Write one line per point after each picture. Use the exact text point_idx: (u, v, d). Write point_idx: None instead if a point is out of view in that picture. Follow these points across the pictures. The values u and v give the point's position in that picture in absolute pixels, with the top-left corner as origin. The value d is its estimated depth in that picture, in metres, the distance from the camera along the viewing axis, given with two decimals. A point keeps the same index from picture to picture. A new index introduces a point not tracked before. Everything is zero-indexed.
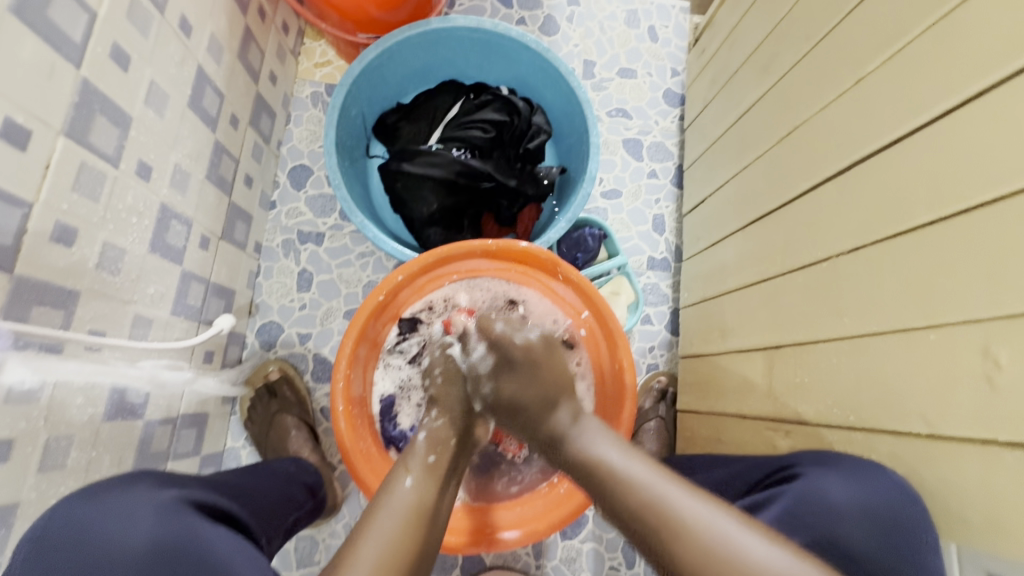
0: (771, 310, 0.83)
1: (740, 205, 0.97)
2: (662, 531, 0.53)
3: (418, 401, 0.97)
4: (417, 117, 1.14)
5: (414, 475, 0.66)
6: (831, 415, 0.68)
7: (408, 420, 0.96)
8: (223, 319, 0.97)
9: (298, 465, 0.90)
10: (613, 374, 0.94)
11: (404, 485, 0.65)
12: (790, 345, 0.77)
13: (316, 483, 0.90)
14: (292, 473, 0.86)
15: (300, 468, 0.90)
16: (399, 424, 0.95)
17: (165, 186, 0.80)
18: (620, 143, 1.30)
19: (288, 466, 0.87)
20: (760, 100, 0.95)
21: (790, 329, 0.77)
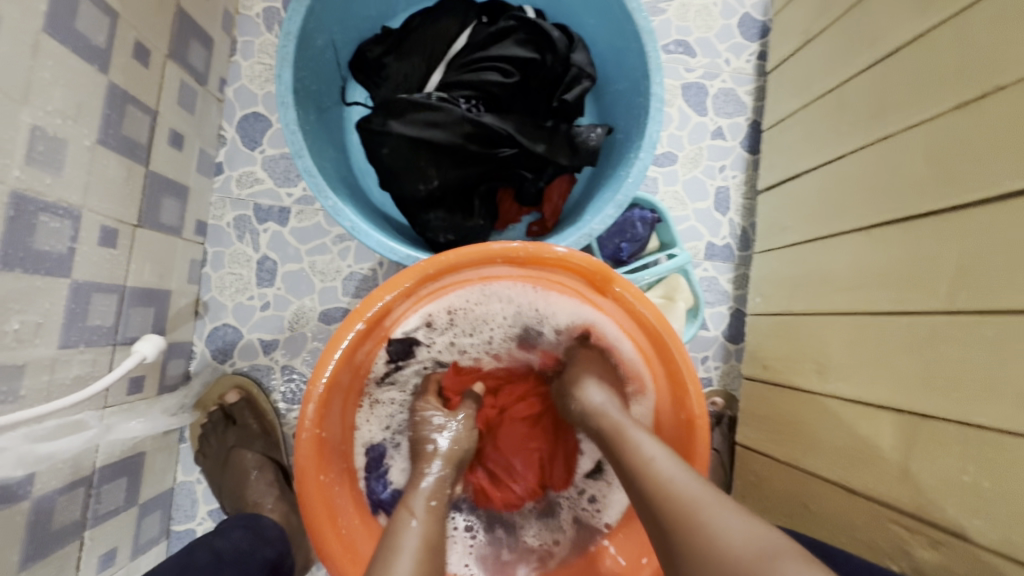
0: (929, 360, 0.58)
1: (874, 195, 0.69)
2: (671, 528, 0.47)
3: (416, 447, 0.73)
4: (411, 51, 0.82)
5: (420, 518, 0.56)
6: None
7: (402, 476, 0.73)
8: (147, 340, 0.70)
9: (253, 534, 0.72)
10: (678, 425, 0.66)
11: (412, 527, 0.55)
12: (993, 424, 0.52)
13: (280, 555, 0.73)
14: (244, 554, 0.68)
15: (257, 539, 0.72)
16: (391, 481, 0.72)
17: (15, 165, 0.52)
18: (678, 90, 0.98)
19: (238, 543, 0.69)
20: (923, 40, 0.65)
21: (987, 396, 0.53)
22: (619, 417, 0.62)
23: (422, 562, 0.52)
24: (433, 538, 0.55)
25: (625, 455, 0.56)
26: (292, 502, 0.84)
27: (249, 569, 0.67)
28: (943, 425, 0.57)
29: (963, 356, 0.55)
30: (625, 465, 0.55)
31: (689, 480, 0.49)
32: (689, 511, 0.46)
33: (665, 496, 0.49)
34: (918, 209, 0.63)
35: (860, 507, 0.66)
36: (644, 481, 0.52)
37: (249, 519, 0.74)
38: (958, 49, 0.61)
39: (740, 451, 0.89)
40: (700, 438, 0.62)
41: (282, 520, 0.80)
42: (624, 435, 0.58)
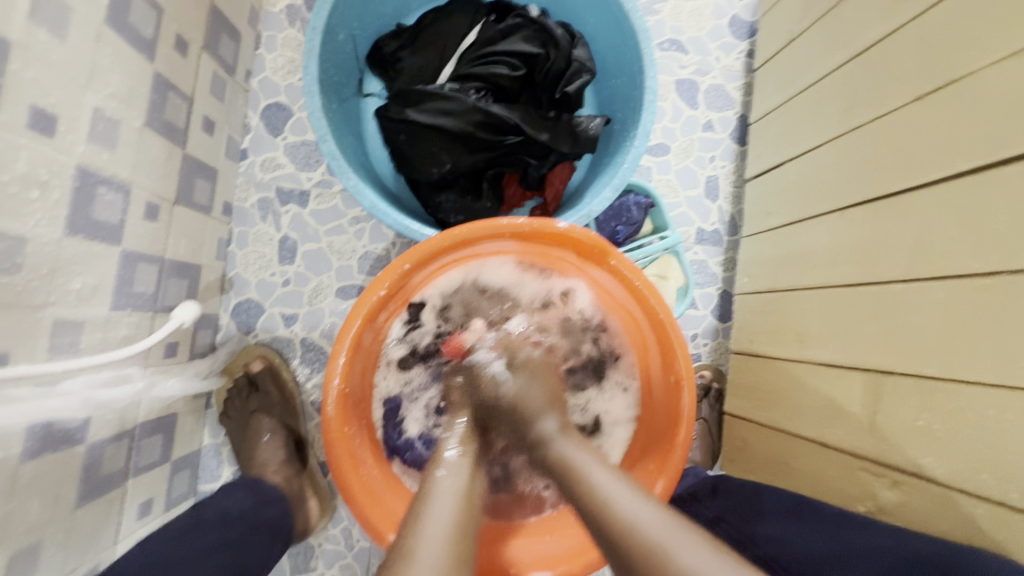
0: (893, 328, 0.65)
1: (847, 180, 0.76)
2: (643, 574, 0.48)
3: (429, 403, 0.79)
4: (425, 46, 0.89)
5: (449, 470, 0.58)
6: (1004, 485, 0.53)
7: (416, 427, 0.78)
8: (184, 308, 0.77)
9: (257, 496, 0.78)
10: (667, 386, 0.73)
11: (441, 476, 0.57)
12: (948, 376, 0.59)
13: (283, 517, 0.78)
14: (248, 512, 0.75)
15: (260, 501, 0.78)
16: (406, 432, 0.77)
17: (80, 141, 0.58)
18: (671, 85, 1.05)
19: (242, 504, 0.75)
20: (892, 39, 0.72)
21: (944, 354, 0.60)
22: (568, 449, 0.59)
23: (461, 510, 0.54)
24: (468, 491, 0.56)
25: (584, 500, 0.54)
26: (296, 469, 0.88)
27: (257, 527, 0.73)
28: (904, 381, 0.64)
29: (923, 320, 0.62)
30: (584, 509, 0.53)
31: (655, 521, 0.50)
32: (663, 559, 0.47)
33: (637, 544, 0.49)
34: (885, 192, 0.71)
35: (831, 460, 0.74)
36: (609, 531, 0.51)
37: (251, 483, 0.80)
38: (919, 48, 0.68)
39: (728, 420, 0.96)
40: (686, 398, 0.69)
41: (285, 483, 0.84)
42: (579, 474, 0.56)
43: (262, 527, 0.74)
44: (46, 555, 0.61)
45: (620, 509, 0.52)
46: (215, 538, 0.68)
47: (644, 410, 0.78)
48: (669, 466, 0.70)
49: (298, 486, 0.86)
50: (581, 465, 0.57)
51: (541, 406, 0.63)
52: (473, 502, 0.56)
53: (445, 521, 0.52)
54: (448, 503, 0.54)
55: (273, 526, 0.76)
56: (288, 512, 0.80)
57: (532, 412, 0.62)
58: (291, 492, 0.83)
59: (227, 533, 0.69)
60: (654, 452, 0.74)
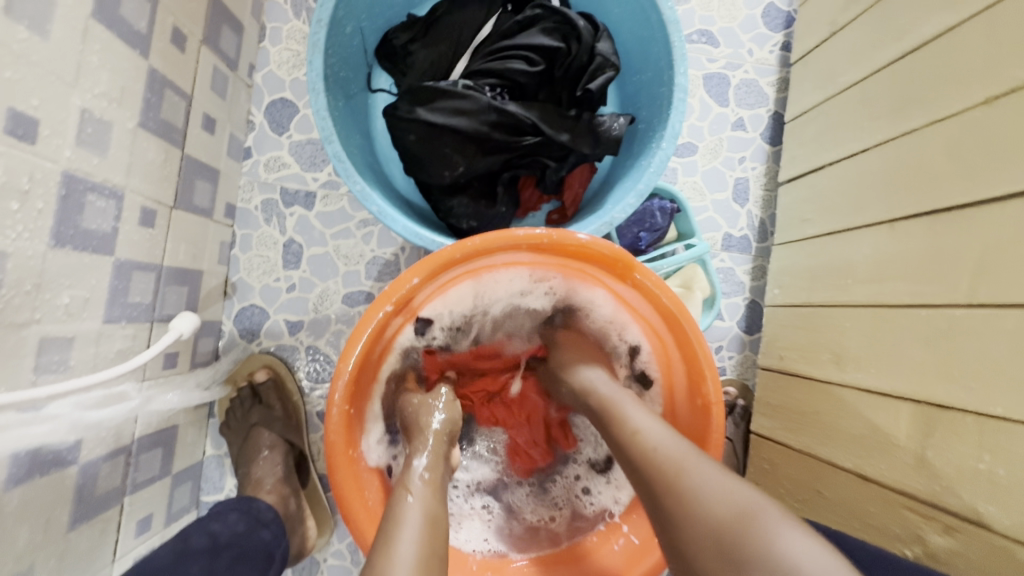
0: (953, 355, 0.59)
1: (898, 188, 0.70)
2: (658, 485, 0.51)
3: None
4: (437, 39, 0.83)
5: (418, 494, 0.56)
6: None
7: None
8: (182, 318, 0.74)
9: (250, 517, 0.75)
10: (694, 411, 0.67)
11: (410, 502, 0.55)
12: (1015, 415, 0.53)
13: (275, 541, 0.75)
14: (239, 537, 0.72)
15: (253, 521, 0.75)
16: None
17: (66, 145, 0.54)
18: (700, 80, 0.98)
19: (234, 527, 0.73)
20: (952, 33, 0.65)
21: (1012, 389, 0.54)
22: (609, 389, 0.65)
23: (428, 532, 0.51)
24: (435, 512, 0.54)
25: (614, 427, 0.59)
26: (293, 487, 0.84)
27: (247, 552, 0.71)
28: (962, 417, 0.58)
29: (986, 349, 0.56)
30: (616, 439, 0.58)
31: (676, 446, 0.53)
32: (673, 470, 0.50)
33: (654, 462, 0.52)
34: (940, 203, 0.64)
35: (871, 493, 0.68)
36: (631, 451, 0.55)
37: (244, 501, 0.77)
38: (989, 42, 0.61)
39: (754, 439, 0.91)
40: (715, 422, 0.64)
41: (279, 504, 0.80)
42: (613, 410, 0.61)
43: (250, 554, 0.71)
44: None
45: (643, 436, 0.56)
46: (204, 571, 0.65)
47: None
48: None
49: (296, 505, 0.83)
50: (614, 395, 0.63)
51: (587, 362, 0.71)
52: (442, 523, 0.54)
53: (413, 543, 0.49)
54: (416, 526, 0.51)
55: (264, 549, 0.73)
56: (282, 533, 0.76)
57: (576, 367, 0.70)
58: (286, 512, 0.80)
59: (213, 564, 0.66)
60: None
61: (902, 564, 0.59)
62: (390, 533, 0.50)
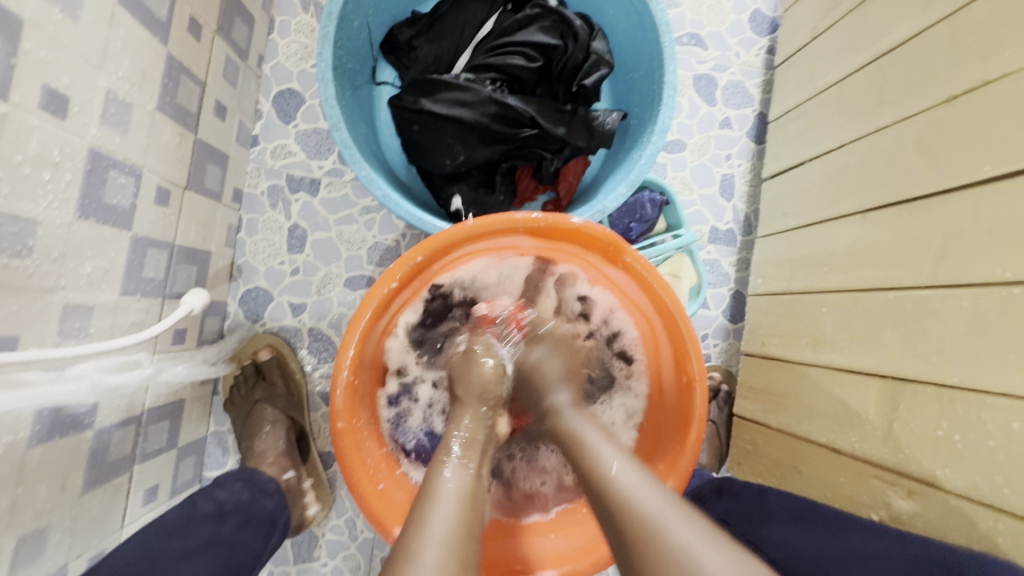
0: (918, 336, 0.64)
1: (871, 183, 0.75)
2: (631, 544, 0.49)
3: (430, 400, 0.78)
4: (441, 35, 0.87)
5: (455, 471, 0.56)
6: (1000, 496, 0.55)
7: (417, 422, 0.78)
8: (193, 295, 0.77)
9: (253, 487, 0.78)
10: (678, 388, 0.72)
11: (446, 481, 0.55)
12: (971, 386, 0.58)
13: (277, 509, 0.79)
14: (244, 504, 0.75)
15: (256, 491, 0.78)
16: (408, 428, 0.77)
17: (93, 123, 0.58)
18: (689, 81, 1.03)
19: (239, 494, 0.76)
20: (921, 38, 0.71)
21: (967, 363, 0.58)
22: (578, 422, 0.63)
23: (465, 511, 0.52)
24: (474, 492, 0.55)
25: (586, 465, 0.57)
26: (295, 461, 0.87)
27: (251, 517, 0.74)
28: (924, 390, 0.63)
29: (945, 326, 0.61)
30: (585, 478, 0.56)
31: (651, 496, 0.51)
32: (652, 536, 0.48)
33: (629, 513, 0.50)
34: (906, 195, 0.69)
35: (843, 465, 0.73)
36: (602, 494, 0.53)
37: (245, 473, 0.80)
38: (952, 47, 0.66)
39: (736, 421, 0.96)
40: (697, 399, 0.68)
41: (281, 475, 0.84)
42: (585, 446, 0.59)
43: (255, 520, 0.74)
44: (53, 538, 0.61)
45: (619, 484, 0.53)
46: (211, 534, 0.68)
47: (654, 409, 0.78)
48: (679, 467, 0.69)
49: (297, 478, 0.86)
50: (587, 439, 0.60)
51: (555, 380, 0.68)
52: (479, 502, 0.54)
53: (449, 523, 0.50)
54: (451, 505, 0.52)
55: (267, 517, 0.76)
56: (284, 503, 0.80)
57: (548, 383, 0.68)
58: (288, 483, 0.84)
59: (221, 526, 0.70)
60: (663, 451, 0.72)
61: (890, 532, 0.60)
62: (425, 510, 0.52)
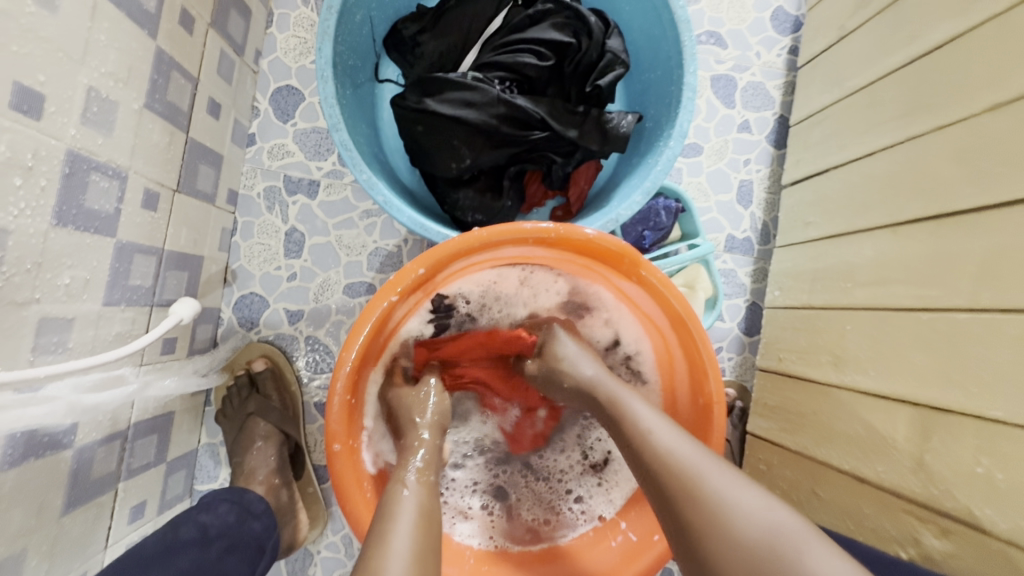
0: (957, 362, 0.60)
1: (902, 194, 0.70)
2: (671, 497, 0.49)
3: None
4: (448, 31, 0.82)
5: (413, 490, 0.55)
6: None
7: None
8: (183, 303, 0.73)
9: (241, 508, 0.75)
10: (695, 410, 0.67)
11: (405, 497, 0.54)
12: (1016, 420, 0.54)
13: (265, 531, 0.76)
14: (231, 528, 0.72)
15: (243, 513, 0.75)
16: None
17: (72, 123, 0.54)
18: (708, 81, 0.98)
19: (225, 518, 0.73)
20: (963, 39, 0.66)
21: (1011, 395, 0.54)
22: (614, 387, 0.62)
23: (422, 529, 0.51)
24: (430, 509, 0.54)
25: (625, 425, 0.57)
26: (286, 478, 0.84)
27: (239, 543, 0.71)
28: (962, 421, 0.59)
29: (986, 352, 0.57)
30: (626, 435, 0.57)
31: (691, 451, 0.51)
32: (693, 482, 0.48)
33: (669, 467, 0.51)
34: (943, 208, 0.65)
35: (867, 495, 0.69)
36: (642, 450, 0.54)
37: (234, 493, 0.77)
38: (1000, 50, 0.61)
39: (750, 440, 0.91)
40: (716, 421, 0.64)
41: (270, 494, 0.81)
42: (622, 408, 0.59)
43: (241, 545, 0.71)
44: (31, 564, 0.57)
45: (657, 439, 0.53)
46: (193, 560, 0.65)
47: None
48: None
49: (288, 496, 0.83)
50: (624, 401, 0.60)
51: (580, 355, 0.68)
52: (435, 518, 0.54)
53: (408, 538, 0.49)
54: (410, 520, 0.51)
55: (255, 541, 0.74)
56: (273, 525, 0.77)
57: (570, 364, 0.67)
58: (277, 503, 0.81)
59: (204, 555, 0.66)
60: None
61: (891, 562, 0.61)
62: (384, 527, 0.50)
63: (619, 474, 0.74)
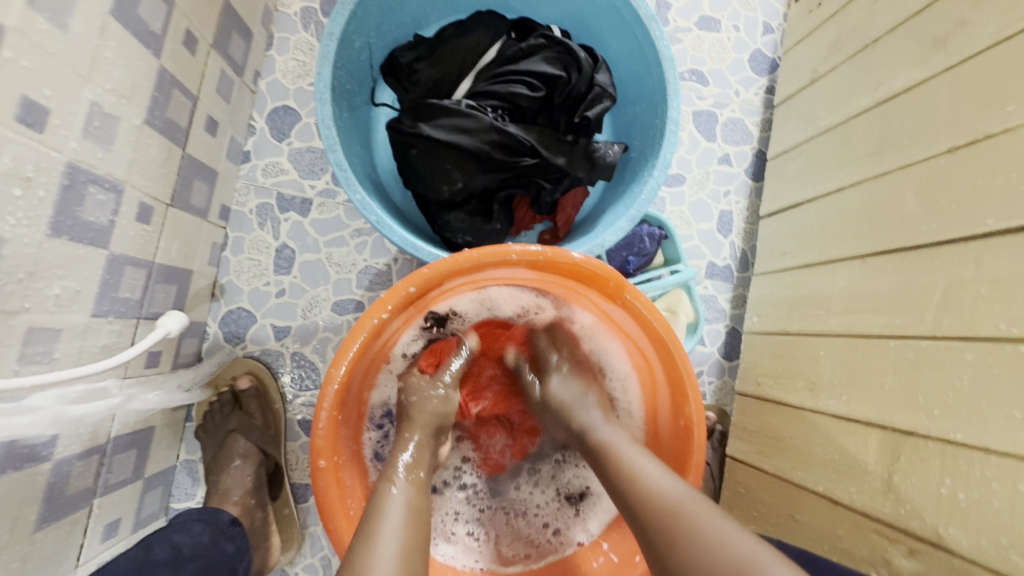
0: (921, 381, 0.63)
1: (867, 229, 0.75)
2: (656, 525, 0.52)
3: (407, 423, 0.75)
4: (444, 60, 0.86)
5: (401, 487, 0.58)
6: (1004, 558, 0.53)
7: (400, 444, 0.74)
8: (171, 317, 0.73)
9: (214, 529, 0.75)
10: (675, 431, 0.69)
11: (394, 494, 0.57)
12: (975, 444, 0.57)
13: (239, 550, 0.76)
14: (203, 548, 0.72)
15: (217, 533, 0.75)
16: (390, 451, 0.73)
17: (73, 136, 0.55)
18: (690, 115, 1.03)
19: (198, 538, 0.72)
20: (924, 86, 0.71)
21: (979, 422, 0.56)
22: (606, 429, 0.66)
23: (410, 524, 0.54)
24: (417, 505, 0.57)
25: (614, 468, 0.60)
26: (261, 499, 0.83)
27: (210, 564, 0.71)
28: (927, 443, 0.62)
29: (947, 378, 0.60)
30: (611, 474, 0.60)
31: (672, 484, 0.55)
32: (675, 515, 0.52)
33: (652, 503, 0.54)
34: (909, 241, 0.69)
35: (842, 516, 0.70)
36: (630, 493, 0.56)
37: (207, 513, 0.76)
38: (959, 95, 0.66)
39: (729, 464, 0.93)
40: (695, 443, 0.65)
41: (244, 516, 0.80)
42: (611, 448, 0.62)
43: (213, 565, 0.71)
44: None
45: (643, 474, 0.57)
46: None
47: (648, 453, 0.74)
48: None
49: (261, 519, 0.81)
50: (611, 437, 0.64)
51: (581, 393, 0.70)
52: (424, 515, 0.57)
53: (395, 538, 0.51)
54: (397, 519, 0.53)
55: (226, 562, 0.73)
56: (245, 547, 0.77)
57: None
58: (250, 525, 0.79)
59: None
60: None
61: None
62: (370, 527, 0.52)
63: (597, 505, 0.74)
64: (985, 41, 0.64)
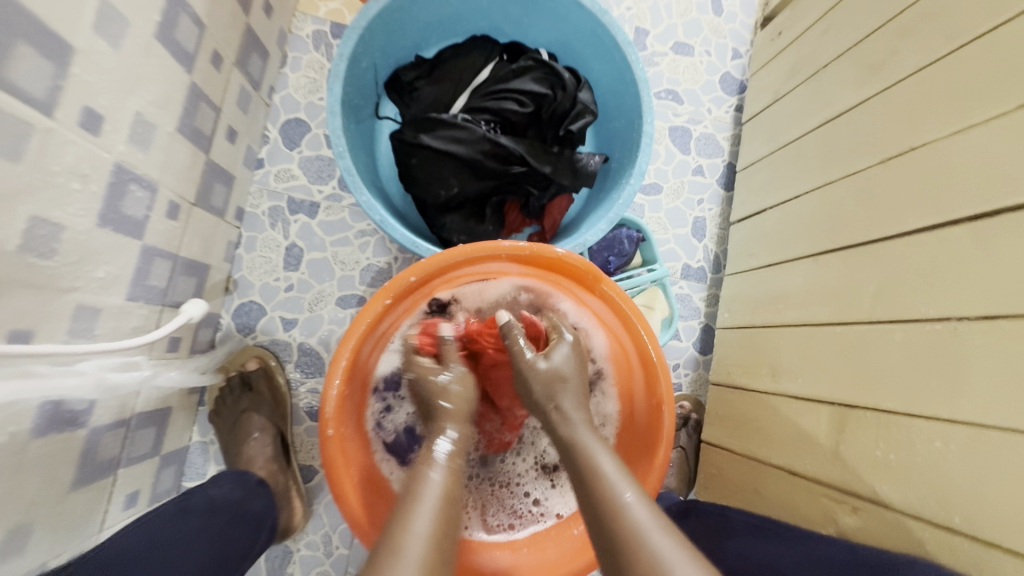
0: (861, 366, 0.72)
1: (820, 231, 0.84)
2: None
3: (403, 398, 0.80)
4: (442, 78, 0.95)
5: (441, 472, 0.60)
6: (926, 508, 0.61)
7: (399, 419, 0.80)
8: (193, 304, 0.81)
9: (244, 487, 0.81)
10: (649, 409, 0.77)
11: (433, 478, 0.59)
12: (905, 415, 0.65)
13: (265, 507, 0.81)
14: (234, 501, 0.77)
15: (247, 491, 0.81)
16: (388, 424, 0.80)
17: (120, 140, 0.63)
18: (666, 131, 1.13)
19: (230, 493, 0.78)
20: (863, 107, 0.81)
21: (908, 396, 0.65)
22: (592, 444, 0.63)
23: (444, 509, 0.56)
24: (453, 493, 0.58)
25: (600, 497, 0.57)
26: (281, 465, 0.91)
27: (240, 516, 0.76)
28: (865, 415, 0.70)
29: (881, 358, 0.69)
30: (596, 502, 0.57)
31: (658, 537, 0.53)
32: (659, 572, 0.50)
33: (638, 550, 0.52)
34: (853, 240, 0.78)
35: (798, 486, 0.78)
36: (616, 535, 0.54)
37: (237, 475, 0.82)
38: (890, 114, 0.76)
39: (703, 448, 1.00)
40: (666, 420, 0.73)
41: (269, 479, 0.88)
42: (597, 471, 0.60)
43: (243, 518, 0.76)
44: (36, 536, 0.62)
45: (632, 515, 0.55)
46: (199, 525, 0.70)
47: (626, 433, 0.82)
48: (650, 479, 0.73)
49: (284, 482, 0.89)
50: (598, 458, 0.61)
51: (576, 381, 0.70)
52: (457, 501, 0.58)
53: (429, 519, 0.54)
54: (434, 502, 0.56)
55: (257, 517, 0.79)
56: (272, 505, 0.82)
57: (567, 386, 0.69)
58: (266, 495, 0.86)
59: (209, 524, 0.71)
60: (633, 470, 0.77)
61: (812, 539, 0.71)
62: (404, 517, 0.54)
63: None
64: (909, 68, 0.74)
